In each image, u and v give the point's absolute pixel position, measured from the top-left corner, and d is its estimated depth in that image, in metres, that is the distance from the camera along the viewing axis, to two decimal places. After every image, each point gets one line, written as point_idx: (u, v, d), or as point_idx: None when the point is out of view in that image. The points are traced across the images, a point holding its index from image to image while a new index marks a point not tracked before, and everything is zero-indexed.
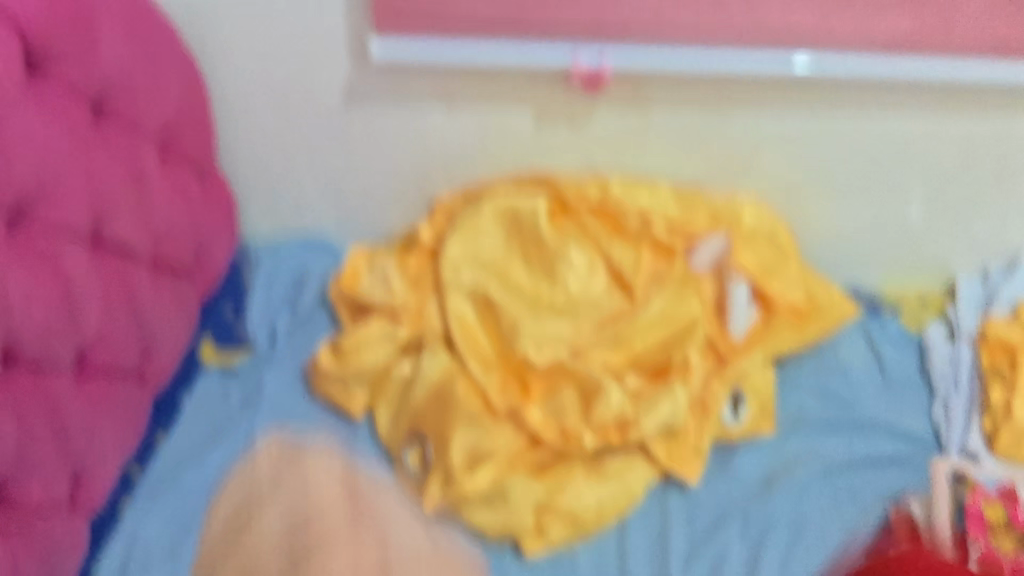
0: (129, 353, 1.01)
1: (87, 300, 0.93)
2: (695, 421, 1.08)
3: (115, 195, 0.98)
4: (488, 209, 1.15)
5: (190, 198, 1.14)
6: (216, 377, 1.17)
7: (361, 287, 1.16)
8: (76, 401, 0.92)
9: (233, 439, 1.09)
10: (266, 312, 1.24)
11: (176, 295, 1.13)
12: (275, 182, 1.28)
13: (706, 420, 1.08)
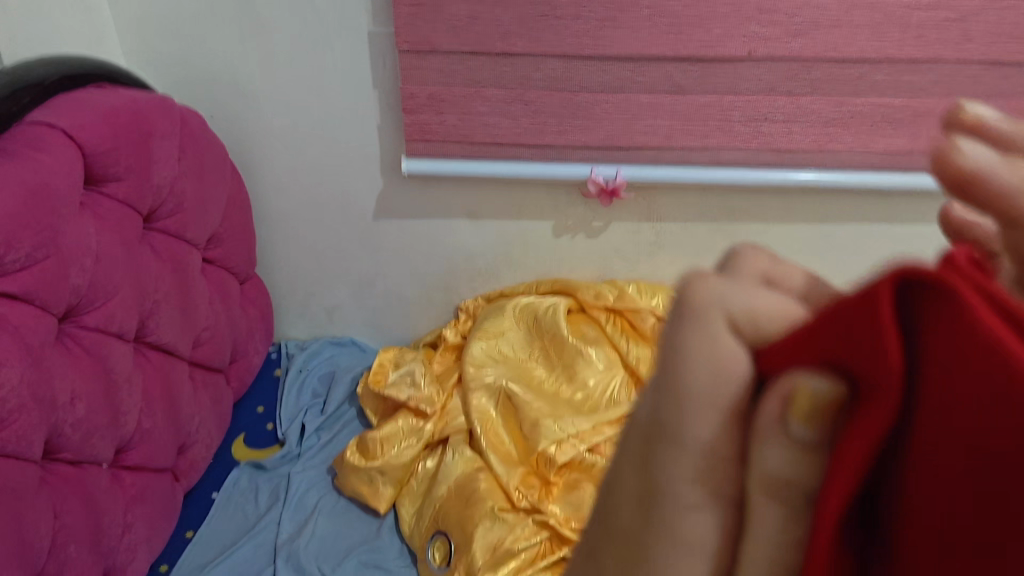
0: (165, 450, 1.06)
1: (128, 397, 0.98)
2: None
3: (159, 298, 1.04)
4: (510, 311, 1.23)
5: (227, 301, 1.21)
6: (247, 473, 1.19)
7: (390, 383, 1.21)
8: (111, 496, 0.96)
9: (262, 534, 1.10)
10: (297, 410, 1.27)
11: (210, 394, 1.18)
12: (309, 286, 1.35)
13: None
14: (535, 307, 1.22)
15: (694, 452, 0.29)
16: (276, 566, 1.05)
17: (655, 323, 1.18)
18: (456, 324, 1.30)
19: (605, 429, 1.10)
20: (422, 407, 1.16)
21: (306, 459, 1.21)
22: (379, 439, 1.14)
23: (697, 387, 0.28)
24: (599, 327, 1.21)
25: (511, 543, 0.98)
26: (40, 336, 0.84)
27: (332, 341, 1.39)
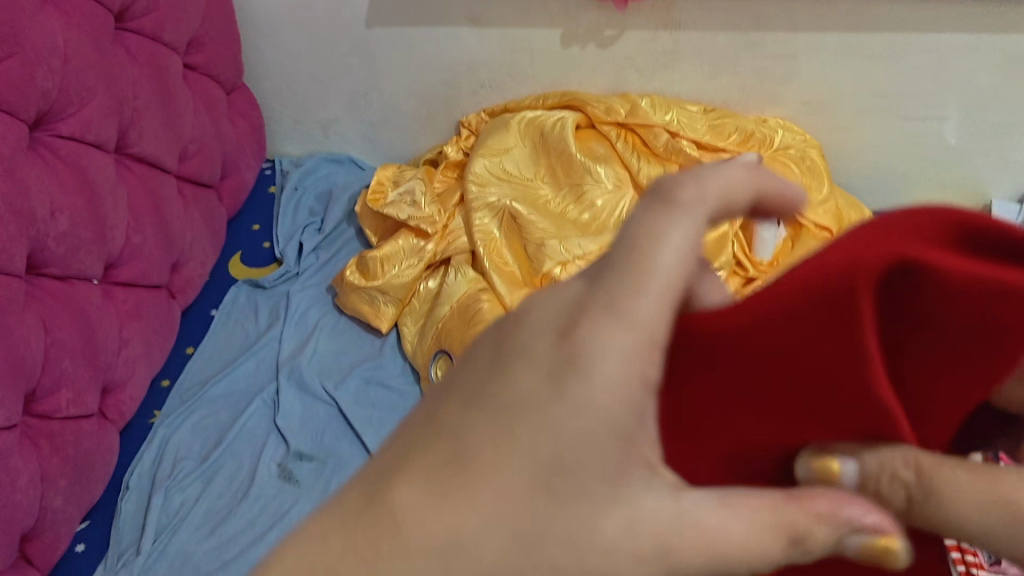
0: (159, 267, 1.02)
1: (113, 211, 0.93)
2: None
3: (139, 106, 0.98)
4: (515, 126, 1.16)
5: (214, 113, 1.14)
6: (245, 291, 1.16)
7: (388, 203, 1.14)
8: (105, 312, 0.94)
9: (263, 352, 1.09)
10: (293, 230, 1.23)
11: (203, 210, 1.13)
12: (301, 99, 1.27)
13: None
14: (542, 122, 1.15)
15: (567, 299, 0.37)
16: (279, 383, 1.04)
17: (669, 139, 1.11)
18: (458, 141, 1.23)
19: None
20: (423, 228, 1.11)
21: (305, 279, 1.18)
22: (379, 259, 1.10)
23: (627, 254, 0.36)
24: (609, 144, 1.15)
25: None
26: (10, 143, 0.78)
27: (328, 158, 1.33)
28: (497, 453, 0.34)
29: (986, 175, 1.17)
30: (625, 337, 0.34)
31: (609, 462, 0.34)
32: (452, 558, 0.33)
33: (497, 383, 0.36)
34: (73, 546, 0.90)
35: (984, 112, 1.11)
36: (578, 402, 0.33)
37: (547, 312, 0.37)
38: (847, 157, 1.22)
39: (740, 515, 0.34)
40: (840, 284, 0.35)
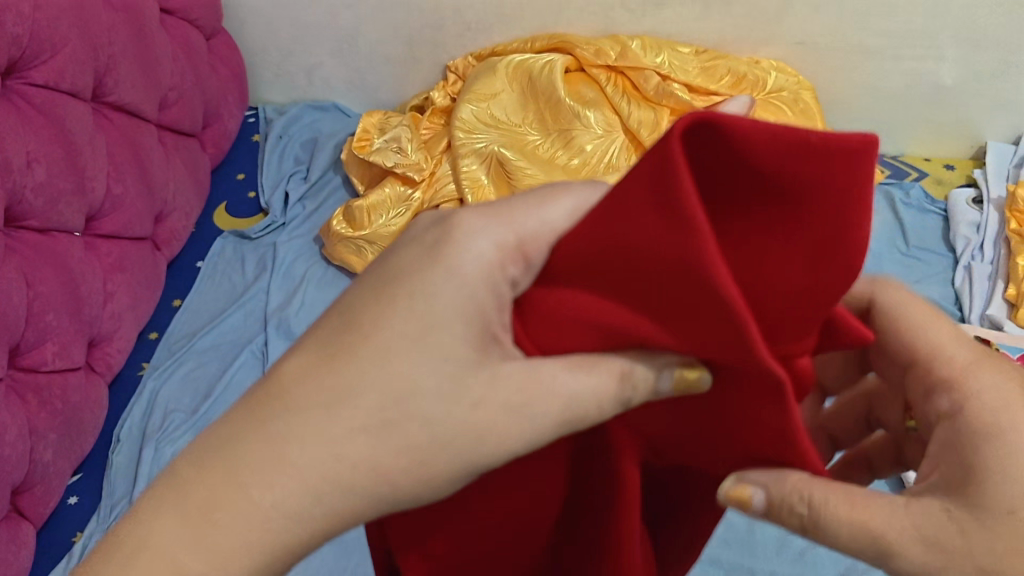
0: (142, 218, 1.01)
1: (92, 161, 0.91)
2: None
3: (115, 52, 0.95)
4: (503, 70, 1.13)
5: (194, 59, 1.11)
6: (231, 243, 1.15)
7: (374, 150, 1.13)
8: (88, 265, 0.92)
9: (251, 303, 1.08)
10: (279, 178, 1.21)
11: (185, 160, 1.11)
12: (283, 44, 1.24)
13: None
14: (530, 66, 1.12)
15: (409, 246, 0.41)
16: (267, 333, 1.04)
17: (660, 83, 1.09)
18: (445, 86, 1.20)
19: None
20: (410, 175, 1.10)
21: (291, 229, 1.16)
22: (366, 208, 1.09)
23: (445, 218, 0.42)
24: (599, 88, 1.12)
25: None
26: None
27: (312, 105, 1.30)
28: (333, 392, 0.38)
29: (981, 117, 1.15)
30: (466, 249, 0.39)
31: (464, 344, 0.38)
32: (320, 487, 0.37)
33: (349, 332, 0.39)
34: (66, 499, 0.90)
35: (981, 52, 1.08)
36: (429, 297, 0.38)
37: (410, 251, 0.40)
38: (841, 99, 1.19)
39: (587, 371, 0.37)
40: (670, 217, 0.32)
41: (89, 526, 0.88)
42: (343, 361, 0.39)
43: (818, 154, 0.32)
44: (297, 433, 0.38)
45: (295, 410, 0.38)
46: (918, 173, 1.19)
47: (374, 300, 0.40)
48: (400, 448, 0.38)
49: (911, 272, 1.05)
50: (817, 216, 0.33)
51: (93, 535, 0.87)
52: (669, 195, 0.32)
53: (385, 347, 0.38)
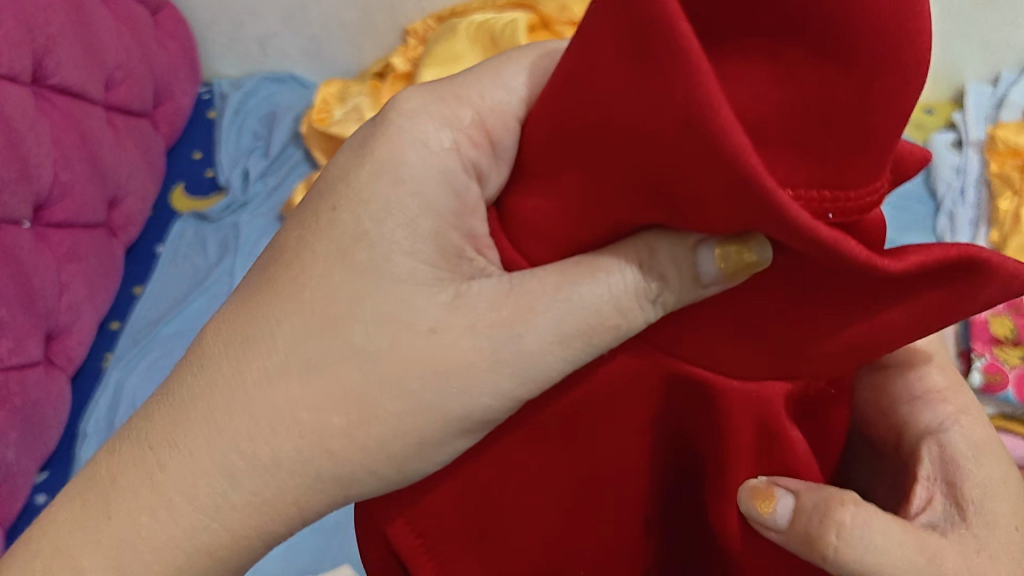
0: (94, 204, 0.97)
1: (36, 148, 0.87)
2: None
3: (53, 32, 0.91)
4: (464, 31, 1.09)
5: (139, 35, 1.07)
6: (191, 225, 1.11)
7: (335, 121, 1.10)
8: (40, 256, 0.89)
9: (215, 287, 1.04)
10: (238, 155, 1.17)
11: (137, 141, 1.07)
12: (233, 14, 1.19)
13: None
14: (492, 25, 1.07)
15: (345, 153, 0.43)
16: None
17: None
18: (406, 51, 1.15)
19: None
20: None
21: (253, 207, 1.12)
22: None
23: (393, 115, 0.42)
24: None
25: None
26: None
27: (269, 78, 1.25)
28: (287, 313, 0.41)
29: (960, 58, 1.11)
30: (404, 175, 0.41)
31: (422, 270, 0.40)
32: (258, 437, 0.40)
33: (292, 256, 0.42)
34: (34, 498, 0.88)
35: None
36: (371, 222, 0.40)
37: (344, 159, 0.43)
38: None
39: (576, 279, 0.37)
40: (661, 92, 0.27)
41: None
42: (295, 273, 0.41)
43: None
44: (239, 378, 0.40)
45: (236, 336, 0.42)
46: None
47: (315, 225, 0.42)
48: (343, 402, 0.39)
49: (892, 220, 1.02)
50: (858, 45, 0.28)
51: None
52: (662, 66, 0.27)
53: (323, 270, 0.41)
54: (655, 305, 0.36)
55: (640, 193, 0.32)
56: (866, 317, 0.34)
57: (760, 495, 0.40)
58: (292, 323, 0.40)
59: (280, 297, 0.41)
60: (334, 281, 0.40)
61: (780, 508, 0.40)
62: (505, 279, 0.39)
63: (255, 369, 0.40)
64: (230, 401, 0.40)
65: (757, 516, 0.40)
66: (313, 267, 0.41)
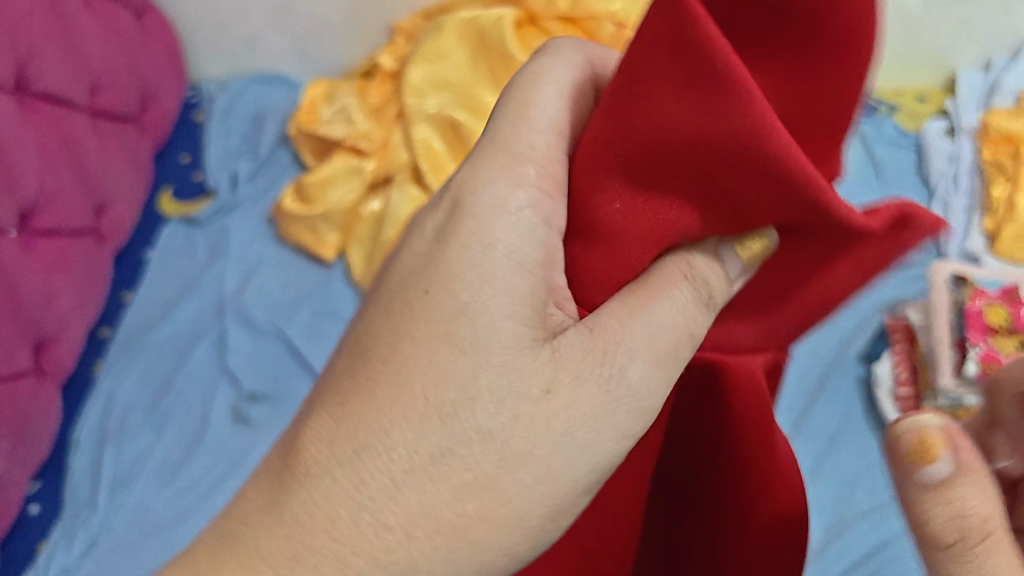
0: (81, 211, 0.96)
1: (21, 156, 0.86)
2: None
3: (35, 39, 0.90)
4: (450, 28, 1.07)
5: (124, 38, 1.06)
6: (180, 229, 1.10)
7: (322, 122, 1.09)
8: (27, 265, 0.88)
9: (204, 292, 1.04)
10: (226, 158, 1.16)
11: (124, 145, 1.06)
12: (219, 15, 1.18)
13: None
14: (478, 22, 1.06)
15: (432, 225, 0.43)
16: (224, 324, 1.00)
17: (615, 31, 1.04)
18: (393, 49, 1.14)
19: None
20: (359, 146, 1.06)
21: (243, 210, 1.12)
22: (318, 184, 1.05)
23: (473, 176, 0.43)
24: (552, 41, 1.07)
25: None
26: None
27: (256, 79, 1.24)
28: (391, 402, 0.40)
29: (951, 44, 1.10)
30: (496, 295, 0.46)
31: (522, 332, 0.40)
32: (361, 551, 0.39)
33: (380, 349, 0.41)
34: (27, 508, 0.87)
35: None
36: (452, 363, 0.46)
37: (415, 244, 0.44)
38: None
39: (661, 304, 0.41)
40: (710, 119, 0.37)
41: (54, 534, 0.86)
42: (395, 353, 0.41)
43: (814, 26, 0.37)
44: (356, 477, 0.40)
45: (348, 425, 0.41)
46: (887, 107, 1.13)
47: (400, 307, 0.42)
48: (471, 489, 0.39)
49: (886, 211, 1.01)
50: (842, 37, 0.37)
51: (58, 544, 0.85)
52: (710, 100, 0.36)
53: (421, 346, 0.40)
54: (709, 310, 0.43)
55: (698, 203, 0.40)
56: (835, 279, 0.43)
57: (936, 436, 0.38)
58: (411, 399, 0.40)
59: (376, 376, 0.41)
60: (451, 354, 0.40)
61: (937, 468, 0.37)
62: (582, 325, 0.41)
63: (369, 451, 0.40)
64: (344, 496, 0.40)
65: (910, 461, 0.38)
66: (407, 338, 0.41)
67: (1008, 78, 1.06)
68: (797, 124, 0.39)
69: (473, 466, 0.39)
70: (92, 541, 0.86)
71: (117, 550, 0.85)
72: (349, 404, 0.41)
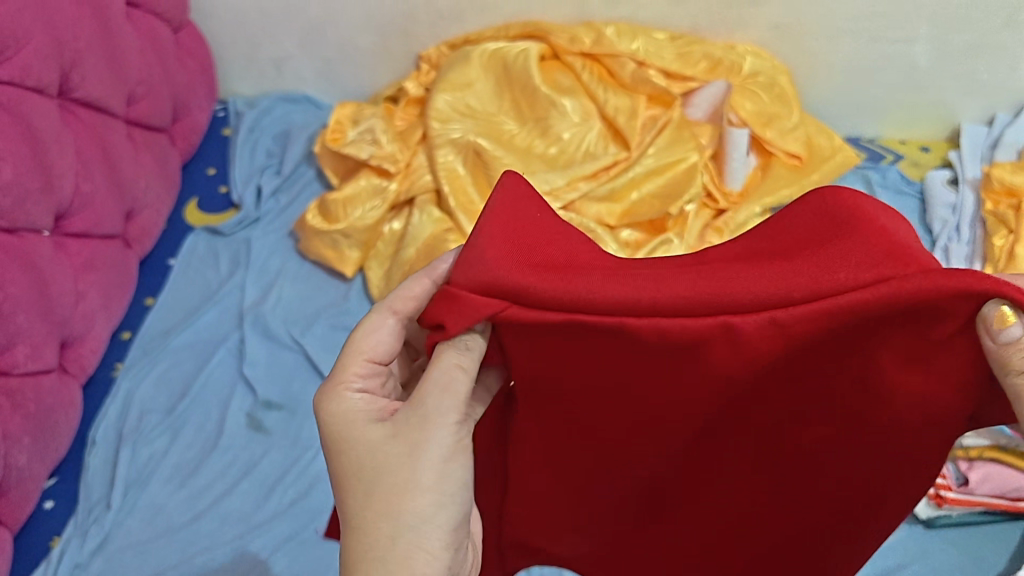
0: (111, 215, 0.99)
1: (60, 159, 0.89)
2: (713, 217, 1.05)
3: (81, 47, 0.93)
4: (477, 59, 1.11)
5: (161, 51, 1.10)
6: (203, 239, 1.13)
7: (348, 142, 1.12)
8: (58, 264, 0.90)
9: (225, 301, 1.07)
10: (252, 172, 1.20)
11: (155, 155, 1.09)
12: (252, 35, 1.22)
13: (720, 220, 1.04)
14: (504, 54, 1.10)
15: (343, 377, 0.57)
16: (243, 331, 1.03)
17: (636, 69, 1.08)
18: (418, 76, 1.18)
19: (581, 186, 1.01)
20: (384, 167, 1.08)
21: (265, 224, 1.15)
22: (341, 202, 1.08)
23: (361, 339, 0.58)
24: (574, 75, 1.10)
25: None
26: None
27: (283, 98, 1.28)
28: (361, 474, 0.52)
29: (955, 98, 1.15)
30: (361, 457, 0.53)
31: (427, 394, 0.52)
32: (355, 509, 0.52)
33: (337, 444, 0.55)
34: (41, 504, 0.88)
35: (953, 34, 1.07)
36: (378, 528, 0.50)
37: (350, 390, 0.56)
38: (819, 84, 1.16)
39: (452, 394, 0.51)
40: (885, 262, 0.46)
41: (67, 530, 0.87)
42: (347, 458, 0.53)
43: (763, 250, 0.53)
44: (353, 510, 0.52)
45: (364, 489, 0.52)
46: (892, 156, 1.18)
47: (384, 446, 0.52)
48: (397, 486, 0.51)
49: None
50: (750, 255, 0.53)
51: (71, 539, 0.86)
52: (835, 252, 0.48)
53: (368, 435, 0.53)
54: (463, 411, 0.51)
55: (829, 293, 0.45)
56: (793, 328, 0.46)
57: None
58: (368, 459, 0.52)
59: (348, 461, 0.53)
60: (391, 443, 0.52)
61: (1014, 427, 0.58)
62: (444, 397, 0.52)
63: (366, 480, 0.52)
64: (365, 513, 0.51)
65: None
66: (383, 448, 0.52)
67: (1010, 134, 1.10)
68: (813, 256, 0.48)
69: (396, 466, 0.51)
70: (103, 538, 0.86)
71: (131, 548, 0.86)
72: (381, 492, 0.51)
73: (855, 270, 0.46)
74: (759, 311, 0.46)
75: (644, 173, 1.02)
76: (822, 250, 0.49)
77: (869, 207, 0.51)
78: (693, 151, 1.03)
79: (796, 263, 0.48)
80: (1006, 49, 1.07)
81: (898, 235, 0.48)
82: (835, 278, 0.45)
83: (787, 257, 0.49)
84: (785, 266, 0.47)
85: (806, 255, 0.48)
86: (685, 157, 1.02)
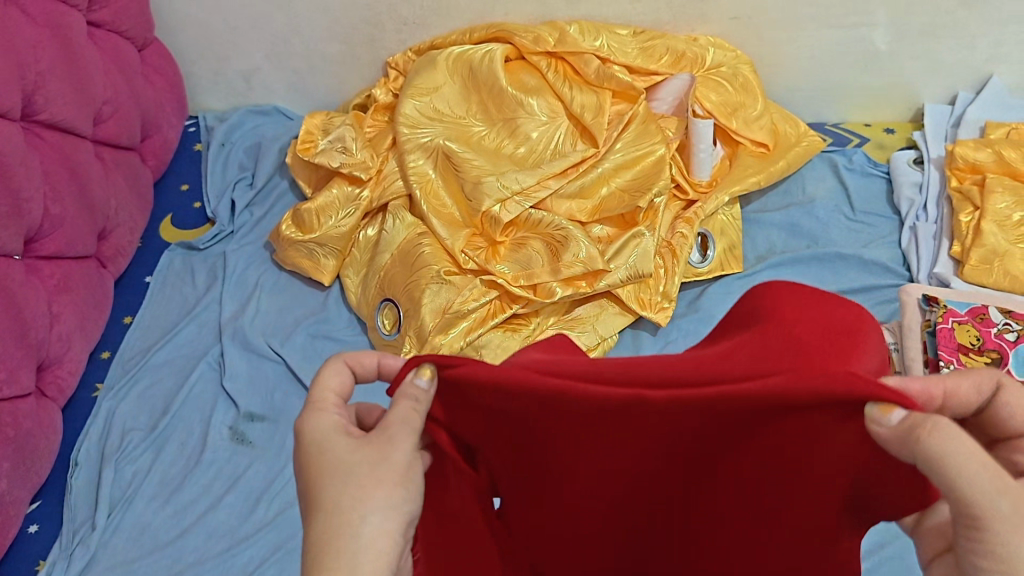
0: (83, 236, 0.99)
1: (27, 183, 0.89)
2: (668, 268, 1.03)
3: (43, 69, 0.93)
4: (443, 63, 1.11)
5: (126, 70, 1.10)
6: (180, 255, 1.14)
7: (319, 151, 1.11)
8: (31, 287, 0.91)
9: (204, 315, 1.08)
10: (225, 186, 1.20)
11: (126, 174, 1.10)
12: (219, 49, 1.23)
13: (677, 264, 1.02)
14: (469, 57, 1.11)
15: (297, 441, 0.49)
16: (223, 344, 1.03)
17: (599, 65, 1.08)
18: (387, 82, 1.19)
19: (551, 184, 1.02)
20: (355, 174, 1.07)
21: (240, 237, 1.15)
22: (314, 211, 1.07)
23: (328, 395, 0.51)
24: (540, 74, 1.11)
25: (459, 305, 0.96)
26: None
27: (253, 110, 1.29)
28: (337, 468, 0.45)
29: (917, 79, 1.16)
30: (334, 456, 0.46)
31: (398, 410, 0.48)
32: (325, 505, 0.43)
33: (308, 459, 0.47)
34: (25, 528, 0.89)
35: (912, 15, 1.08)
36: (352, 518, 0.43)
37: (312, 417, 0.49)
38: (783, 72, 1.17)
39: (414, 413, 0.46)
40: (777, 366, 0.40)
41: (52, 553, 0.87)
42: (320, 462, 0.46)
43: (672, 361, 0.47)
44: (326, 506, 0.43)
45: (339, 481, 0.44)
46: (859, 139, 1.19)
47: (361, 447, 0.46)
48: (372, 477, 0.44)
49: (858, 238, 1.08)
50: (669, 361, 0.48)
51: (56, 562, 0.86)
52: (724, 363, 0.41)
53: (342, 440, 0.47)
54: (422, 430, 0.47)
55: (708, 389, 0.39)
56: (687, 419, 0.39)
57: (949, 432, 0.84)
58: (345, 454, 0.46)
59: (325, 460, 0.46)
60: (364, 444, 0.46)
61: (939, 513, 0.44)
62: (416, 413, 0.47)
63: (341, 475, 0.44)
64: (339, 506, 0.43)
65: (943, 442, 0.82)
66: (357, 450, 0.46)
67: (973, 111, 1.12)
68: (706, 364, 0.42)
69: (371, 458, 0.45)
70: (89, 559, 0.86)
71: (118, 566, 0.86)
72: (357, 481, 0.44)
73: (742, 371, 0.39)
74: (630, 397, 0.40)
75: (613, 168, 1.03)
76: (714, 359, 0.42)
77: (790, 308, 0.46)
78: (659, 143, 1.04)
79: (683, 366, 0.42)
80: (965, 28, 1.09)
81: (810, 338, 0.43)
82: (716, 377, 0.40)
83: (684, 360, 0.43)
84: (674, 366, 0.42)
85: (695, 362, 0.42)
86: (652, 150, 1.04)
